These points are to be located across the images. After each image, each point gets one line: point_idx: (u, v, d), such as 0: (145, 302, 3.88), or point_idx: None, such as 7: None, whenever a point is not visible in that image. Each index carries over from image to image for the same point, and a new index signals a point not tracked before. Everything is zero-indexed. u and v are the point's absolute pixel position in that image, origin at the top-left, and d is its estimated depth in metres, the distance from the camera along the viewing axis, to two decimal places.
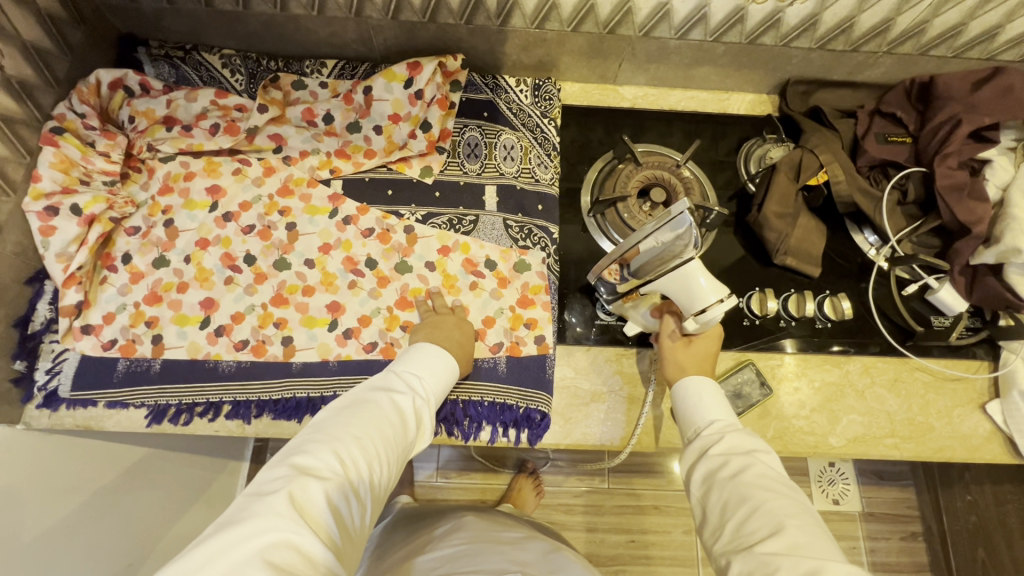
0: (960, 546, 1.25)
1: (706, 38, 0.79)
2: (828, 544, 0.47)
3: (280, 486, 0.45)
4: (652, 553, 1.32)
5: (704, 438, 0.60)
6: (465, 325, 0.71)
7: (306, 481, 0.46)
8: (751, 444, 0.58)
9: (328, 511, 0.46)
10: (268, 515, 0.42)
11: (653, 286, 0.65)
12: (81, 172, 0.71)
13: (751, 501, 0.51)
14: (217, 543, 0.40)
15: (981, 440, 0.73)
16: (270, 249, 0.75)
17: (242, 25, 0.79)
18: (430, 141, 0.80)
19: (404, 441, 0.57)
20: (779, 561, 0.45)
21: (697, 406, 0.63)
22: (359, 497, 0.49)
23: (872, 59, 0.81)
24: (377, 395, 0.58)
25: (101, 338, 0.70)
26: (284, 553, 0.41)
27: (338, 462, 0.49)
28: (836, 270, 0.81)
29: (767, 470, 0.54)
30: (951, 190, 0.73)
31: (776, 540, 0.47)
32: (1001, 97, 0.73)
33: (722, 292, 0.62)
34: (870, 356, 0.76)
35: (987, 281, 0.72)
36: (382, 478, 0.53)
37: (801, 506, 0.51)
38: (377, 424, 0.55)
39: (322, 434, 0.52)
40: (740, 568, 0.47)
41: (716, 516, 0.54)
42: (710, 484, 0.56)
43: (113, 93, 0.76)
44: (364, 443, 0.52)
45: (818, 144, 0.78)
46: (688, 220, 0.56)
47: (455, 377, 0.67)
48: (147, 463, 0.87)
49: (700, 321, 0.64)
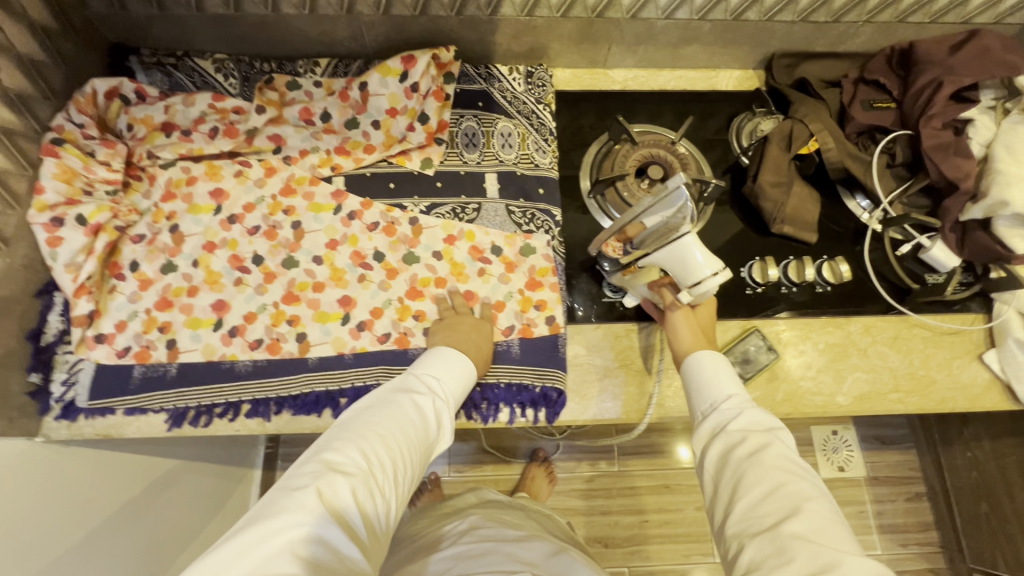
0: (963, 502, 1.28)
1: (692, 16, 0.80)
2: (844, 532, 0.48)
3: (308, 482, 0.47)
4: (666, 531, 1.34)
5: (721, 414, 0.60)
6: (482, 329, 0.72)
7: (333, 477, 0.47)
8: (769, 424, 0.58)
9: (355, 507, 0.47)
10: (297, 510, 0.44)
11: (648, 261, 0.68)
12: (84, 182, 0.71)
13: (767, 482, 0.52)
14: (249, 537, 0.42)
15: (981, 389, 0.76)
16: (278, 249, 0.76)
17: (233, 28, 0.79)
18: (428, 132, 0.81)
19: (425, 441, 0.58)
20: (794, 546, 0.46)
21: (715, 381, 0.63)
22: (384, 493, 0.50)
23: (853, 29, 0.84)
24: (400, 394, 0.60)
25: (115, 346, 0.70)
26: (311, 547, 0.42)
27: (364, 459, 0.50)
28: (831, 235, 0.83)
29: (786, 451, 0.55)
30: (936, 150, 0.75)
31: (791, 523, 0.48)
32: (978, 58, 0.76)
33: (717, 267, 0.64)
34: (871, 316, 0.78)
35: (977, 236, 0.75)
36: (407, 475, 0.54)
37: (819, 489, 0.51)
38: (400, 423, 0.56)
39: (348, 432, 0.53)
40: (752, 550, 0.48)
41: (727, 494, 0.54)
42: (725, 461, 0.56)
43: (109, 102, 0.75)
44: (387, 441, 0.53)
45: (807, 114, 0.81)
46: (683, 194, 0.59)
47: (471, 379, 0.67)
48: (167, 473, 0.88)
49: (694, 294, 0.66)
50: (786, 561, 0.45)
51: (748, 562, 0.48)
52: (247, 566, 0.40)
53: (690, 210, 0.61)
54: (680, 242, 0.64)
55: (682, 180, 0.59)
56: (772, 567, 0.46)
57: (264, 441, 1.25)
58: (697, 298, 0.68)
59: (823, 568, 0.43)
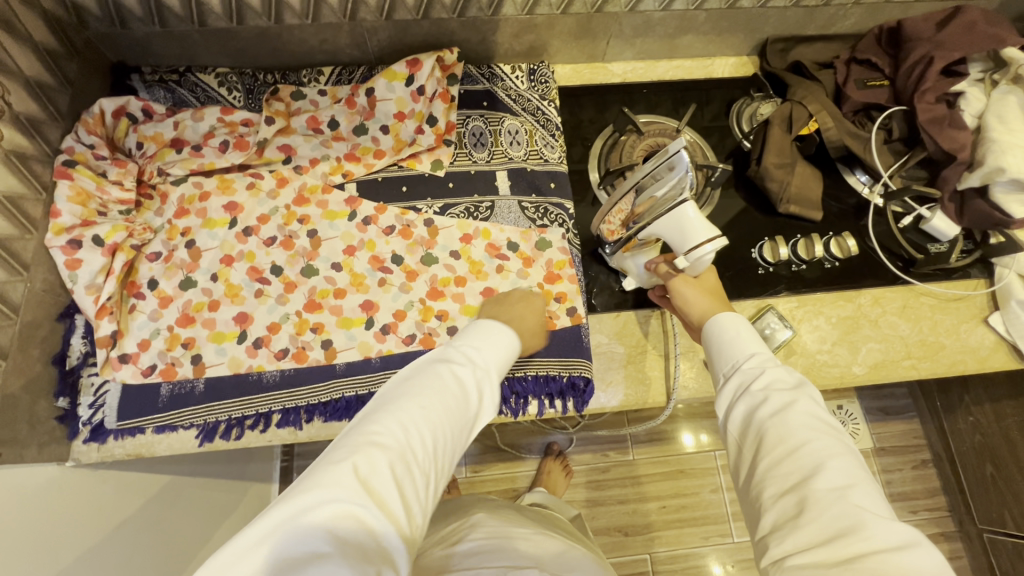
0: (969, 466, 1.32)
1: (688, 6, 0.82)
2: (874, 490, 0.47)
3: (344, 457, 0.43)
4: (683, 515, 1.36)
5: (744, 374, 0.57)
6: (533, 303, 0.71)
7: (369, 452, 0.44)
8: (794, 381, 0.55)
9: (394, 485, 0.43)
10: (332, 486, 0.41)
11: (648, 233, 0.65)
12: (98, 204, 0.71)
13: (791, 442, 0.50)
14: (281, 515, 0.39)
15: (988, 350, 0.78)
16: (295, 258, 0.76)
17: (236, 41, 0.79)
18: (438, 134, 0.81)
19: (470, 412, 0.53)
20: (817, 508, 0.46)
21: (737, 341, 0.61)
22: (425, 468, 0.46)
23: (842, 11, 0.86)
24: (443, 363, 0.55)
25: (140, 365, 0.70)
26: (344, 525, 0.39)
27: (403, 432, 0.46)
28: (835, 212, 0.86)
29: (813, 409, 0.53)
30: (931, 123, 0.78)
31: (815, 484, 0.47)
32: (966, 33, 0.79)
33: (713, 233, 0.61)
34: (879, 287, 0.81)
35: (975, 204, 0.77)
36: (448, 448, 0.49)
37: (848, 447, 0.50)
38: (444, 392, 0.51)
39: (388, 404, 0.49)
40: (773, 513, 0.48)
41: (749, 455, 0.53)
42: (748, 422, 0.54)
43: (117, 122, 0.76)
44: (428, 412, 0.49)
45: (805, 96, 0.83)
46: (685, 159, 0.57)
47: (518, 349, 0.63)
48: (191, 489, 0.88)
49: (690, 259, 0.63)
50: (806, 524, 0.45)
51: (769, 522, 0.48)
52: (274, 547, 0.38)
53: (689, 178, 0.58)
54: (679, 210, 0.61)
55: (684, 144, 0.57)
56: (792, 529, 0.46)
57: (280, 454, 1.25)
58: (694, 265, 0.65)
59: (844, 532, 0.44)
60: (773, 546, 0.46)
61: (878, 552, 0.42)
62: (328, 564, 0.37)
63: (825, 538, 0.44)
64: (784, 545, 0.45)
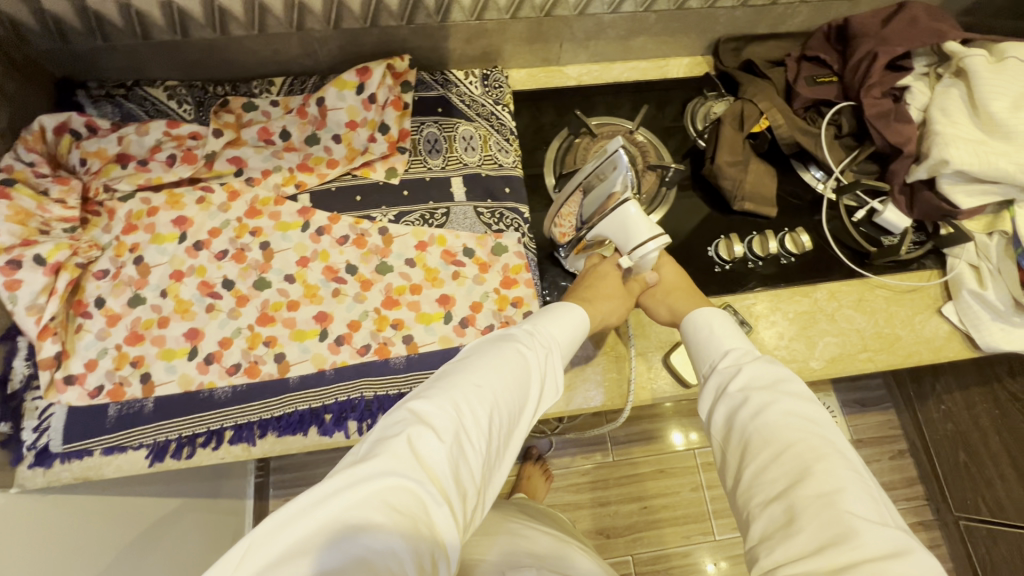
0: (943, 453, 1.32)
1: (638, 8, 0.83)
2: (864, 492, 0.46)
3: (401, 429, 0.44)
4: (664, 515, 1.35)
5: (721, 374, 0.58)
6: (605, 271, 0.73)
7: (424, 428, 0.44)
8: (772, 378, 0.55)
9: (449, 463, 0.43)
10: (390, 458, 0.41)
11: (595, 234, 0.69)
12: (39, 222, 0.69)
13: (774, 445, 0.50)
14: (339, 482, 0.39)
15: (943, 340, 0.79)
16: (248, 271, 0.75)
17: (183, 53, 0.78)
18: (390, 142, 0.81)
19: (527, 393, 0.53)
20: (806, 515, 0.45)
21: (714, 338, 0.63)
22: (480, 448, 0.46)
23: (790, 10, 0.87)
24: (501, 342, 0.55)
25: (86, 386, 0.69)
26: (400, 497, 0.39)
27: (459, 410, 0.46)
28: (790, 208, 0.87)
29: (795, 407, 0.52)
30: (879, 117, 0.79)
31: (803, 490, 0.46)
32: (909, 28, 0.80)
33: (654, 233, 0.65)
34: (834, 281, 0.82)
35: (924, 195, 0.78)
36: (502, 429, 0.49)
37: (833, 445, 0.49)
38: (504, 370, 0.51)
39: (448, 379, 0.50)
40: (762, 521, 0.47)
41: (735, 460, 0.53)
42: (731, 425, 0.54)
43: (59, 138, 0.74)
44: (487, 390, 0.49)
45: (755, 94, 0.84)
46: (624, 157, 0.63)
47: (579, 335, 0.62)
48: (148, 511, 0.86)
49: (634, 258, 0.67)
50: (797, 532, 0.44)
51: (760, 531, 0.47)
52: (330, 513, 0.37)
53: (629, 177, 0.65)
54: (621, 210, 0.65)
55: (622, 144, 0.63)
56: (781, 538, 0.45)
57: (254, 470, 1.23)
58: (639, 264, 0.70)
59: (836, 540, 0.42)
60: (763, 556, 0.45)
61: (870, 560, 0.41)
62: (381, 535, 0.37)
63: (817, 547, 0.43)
64: (774, 555, 0.45)
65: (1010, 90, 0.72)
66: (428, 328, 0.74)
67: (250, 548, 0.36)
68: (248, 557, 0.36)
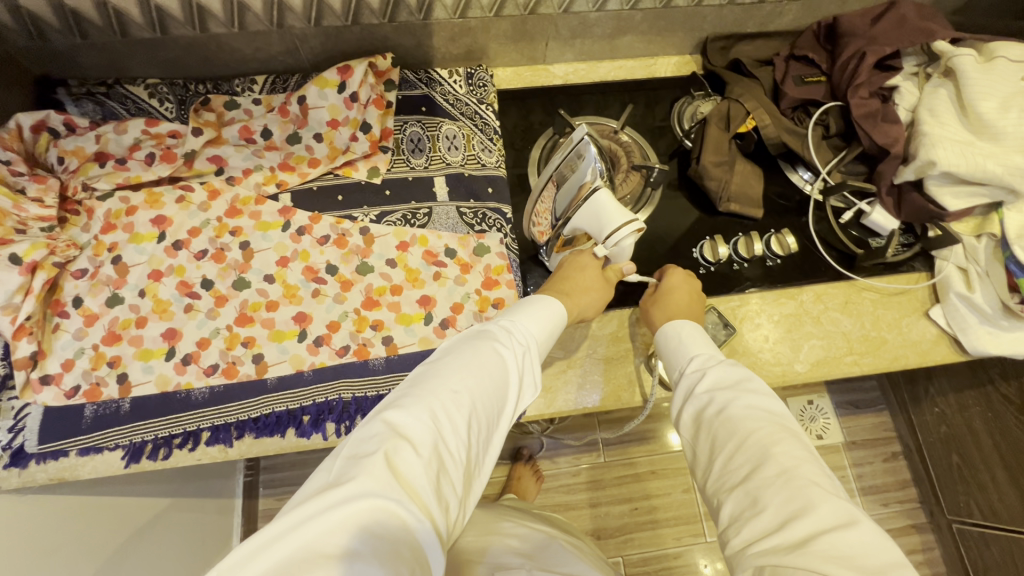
0: (936, 456, 1.30)
1: (624, 6, 0.81)
2: (820, 469, 0.46)
3: (376, 446, 0.42)
4: (657, 516, 1.34)
5: (688, 379, 0.58)
6: (584, 262, 0.71)
7: (400, 442, 0.43)
8: (736, 378, 0.55)
9: (427, 477, 0.42)
10: (366, 476, 0.40)
11: (570, 227, 0.69)
12: (16, 221, 0.69)
13: (736, 435, 0.50)
14: (312, 508, 0.38)
15: (930, 343, 0.78)
16: (227, 271, 0.75)
17: (163, 51, 0.77)
18: (372, 141, 0.80)
19: (504, 395, 0.52)
20: (766, 495, 0.45)
21: (681, 346, 0.63)
22: (458, 457, 0.45)
23: (779, 9, 0.86)
24: (477, 342, 0.54)
25: (62, 386, 0.68)
26: (377, 519, 0.38)
27: (435, 421, 0.45)
28: (777, 209, 0.86)
29: (756, 403, 0.52)
30: (866, 118, 0.78)
31: (763, 472, 0.46)
32: (898, 27, 0.79)
33: (626, 219, 0.64)
34: (821, 283, 0.81)
35: (912, 197, 0.77)
36: (480, 436, 0.48)
37: (792, 431, 0.49)
38: (480, 375, 0.50)
39: (421, 385, 0.48)
40: (729, 504, 0.47)
41: (704, 454, 0.52)
42: (698, 424, 0.54)
43: (37, 137, 0.73)
44: (463, 397, 0.48)
45: (742, 93, 0.83)
46: (589, 145, 0.62)
47: (556, 329, 0.61)
48: (128, 509, 0.85)
49: (608, 248, 0.67)
50: (760, 511, 0.44)
51: (727, 514, 0.47)
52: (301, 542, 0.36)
53: (597, 166, 0.63)
54: (593, 199, 0.64)
55: (587, 132, 0.63)
56: (747, 520, 0.45)
57: (243, 469, 1.23)
58: (615, 254, 0.69)
59: (796, 514, 0.42)
60: (733, 537, 0.45)
61: (827, 532, 0.41)
62: (359, 563, 0.36)
63: (779, 524, 0.43)
64: (742, 536, 0.44)
65: (998, 91, 0.71)
66: (408, 329, 0.74)
67: None
68: None
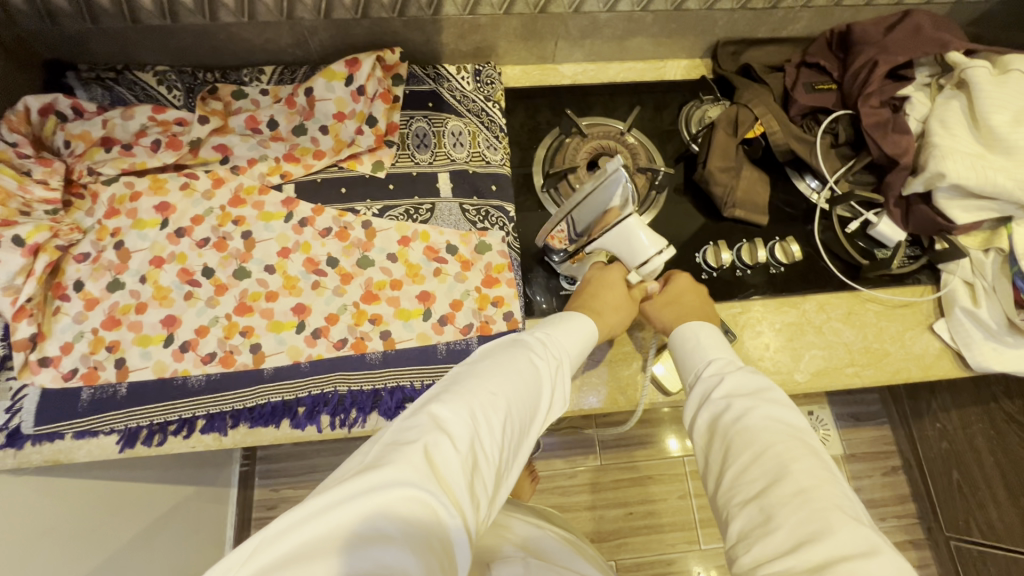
0: (936, 472, 1.29)
1: (635, 8, 0.81)
2: (839, 492, 0.45)
3: (416, 437, 0.42)
4: (652, 522, 1.33)
5: (705, 383, 0.58)
6: (611, 280, 0.73)
7: (439, 436, 0.43)
8: (756, 386, 0.55)
9: (463, 473, 0.41)
10: (406, 464, 0.39)
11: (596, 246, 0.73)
12: (20, 203, 0.69)
13: (753, 447, 0.49)
14: (352, 489, 0.37)
15: (933, 358, 0.77)
16: (228, 260, 0.75)
17: (172, 38, 0.77)
18: (378, 135, 0.80)
19: (537, 403, 0.52)
20: (782, 513, 0.44)
21: (700, 349, 0.63)
22: (491, 460, 0.45)
23: (792, 14, 0.85)
24: (513, 349, 0.55)
25: (61, 369, 0.68)
26: (414, 508, 0.37)
27: (474, 420, 0.45)
28: (783, 216, 0.85)
29: (774, 413, 0.52)
30: (875, 127, 0.77)
31: (779, 490, 0.45)
32: (911, 37, 0.78)
33: (660, 245, 0.71)
34: (824, 293, 0.80)
35: (919, 209, 0.76)
36: (512, 441, 0.48)
37: (811, 449, 0.48)
38: (515, 379, 0.51)
39: (460, 385, 0.49)
40: (740, 520, 0.46)
41: (716, 463, 0.52)
42: (713, 431, 0.54)
43: (44, 120, 0.74)
44: (501, 401, 0.48)
45: (750, 99, 0.82)
46: (624, 177, 0.65)
47: (586, 348, 0.63)
48: (123, 495, 0.85)
49: (642, 274, 0.72)
50: (773, 530, 0.43)
51: (737, 530, 0.46)
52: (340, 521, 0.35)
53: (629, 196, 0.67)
54: (625, 225, 0.69)
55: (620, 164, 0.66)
56: (759, 537, 0.44)
57: (240, 458, 1.23)
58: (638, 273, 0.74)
59: (811, 537, 0.41)
60: (742, 555, 0.44)
61: (843, 559, 0.40)
62: (393, 550, 0.35)
63: (793, 545, 0.42)
64: (752, 554, 0.43)
65: (1012, 104, 0.70)
66: (406, 324, 0.74)
67: (259, 551, 0.34)
68: (258, 554, 0.34)
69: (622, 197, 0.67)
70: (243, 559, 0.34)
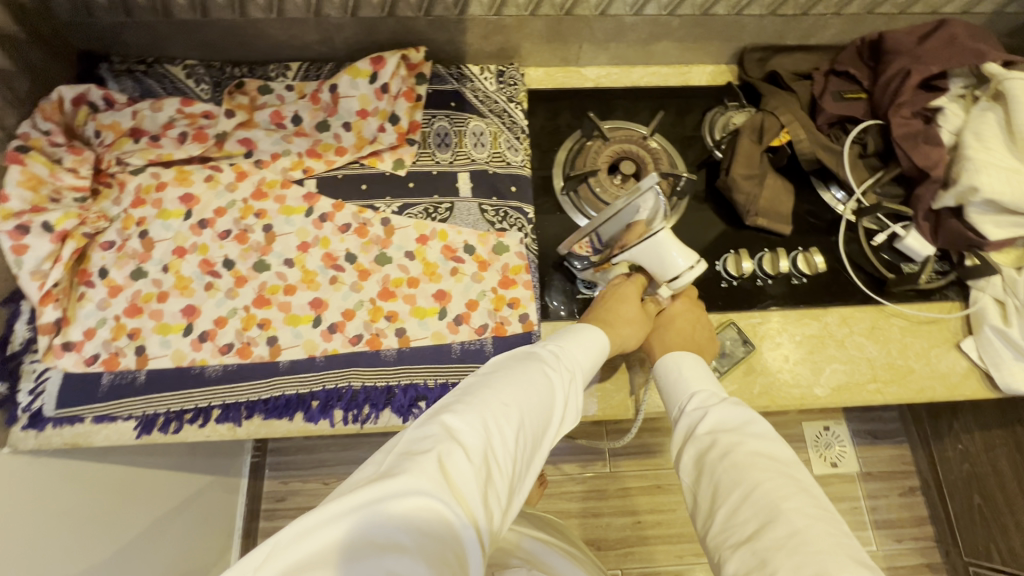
0: (956, 495, 1.25)
1: (662, 12, 0.80)
2: (834, 531, 0.44)
3: (430, 447, 0.42)
4: (659, 532, 1.32)
5: (689, 417, 0.57)
6: (626, 294, 0.72)
7: (453, 447, 0.42)
8: (739, 420, 0.55)
9: (477, 484, 0.41)
10: (421, 473, 0.39)
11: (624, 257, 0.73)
12: (51, 189, 0.71)
13: (741, 486, 0.49)
14: (365, 497, 0.37)
15: (959, 377, 0.75)
16: (248, 252, 0.76)
17: (202, 33, 0.79)
18: (400, 133, 0.80)
19: (550, 415, 0.51)
20: (775, 558, 0.43)
21: (682, 380, 0.62)
22: (504, 471, 0.44)
23: (823, 21, 0.83)
24: (528, 361, 0.54)
25: (83, 354, 0.70)
26: (427, 519, 0.37)
27: (487, 430, 0.45)
28: (806, 227, 0.84)
29: (760, 447, 0.51)
30: (906, 138, 0.76)
31: (771, 533, 0.44)
32: (946, 46, 0.76)
33: (692, 259, 0.70)
34: (847, 306, 0.78)
35: (950, 224, 0.74)
36: (525, 453, 0.48)
37: (801, 486, 0.47)
38: (529, 391, 0.50)
39: (473, 395, 0.48)
40: (734, 564, 0.45)
41: (706, 501, 0.51)
42: (700, 468, 0.53)
43: (77, 110, 0.75)
44: (515, 412, 0.47)
45: (777, 106, 0.81)
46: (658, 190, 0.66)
47: (600, 360, 0.62)
48: (138, 481, 0.87)
49: (672, 288, 0.72)
50: None
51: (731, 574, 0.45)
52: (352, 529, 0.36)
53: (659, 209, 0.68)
54: (654, 238, 0.69)
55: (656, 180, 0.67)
56: None
57: (251, 449, 1.24)
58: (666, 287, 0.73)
59: None
60: None
61: None
62: (405, 559, 0.35)
63: None
64: None
65: None
66: (421, 323, 0.74)
67: (273, 557, 0.34)
68: (272, 559, 0.34)
69: (651, 211, 0.69)
70: (257, 565, 0.34)
